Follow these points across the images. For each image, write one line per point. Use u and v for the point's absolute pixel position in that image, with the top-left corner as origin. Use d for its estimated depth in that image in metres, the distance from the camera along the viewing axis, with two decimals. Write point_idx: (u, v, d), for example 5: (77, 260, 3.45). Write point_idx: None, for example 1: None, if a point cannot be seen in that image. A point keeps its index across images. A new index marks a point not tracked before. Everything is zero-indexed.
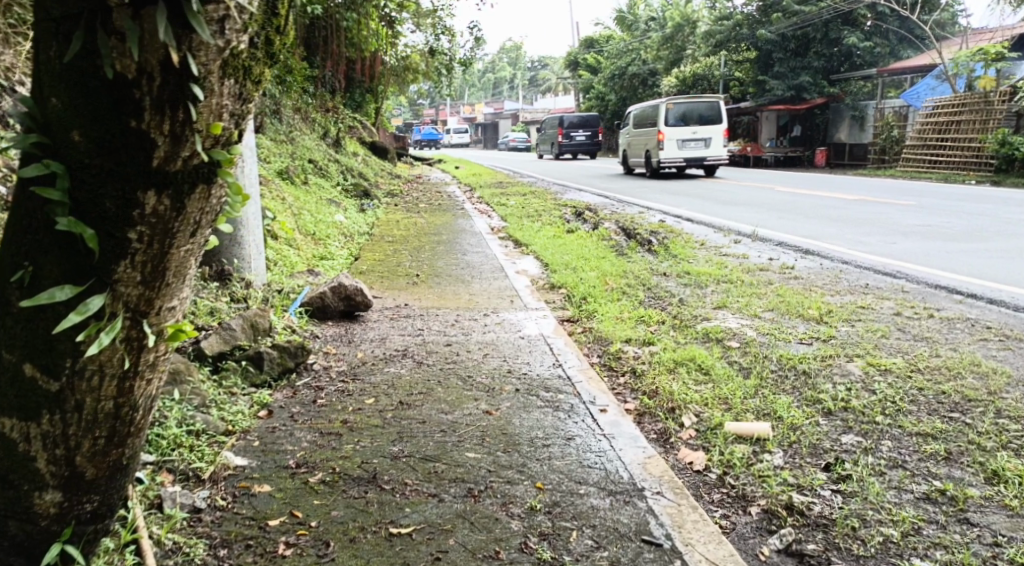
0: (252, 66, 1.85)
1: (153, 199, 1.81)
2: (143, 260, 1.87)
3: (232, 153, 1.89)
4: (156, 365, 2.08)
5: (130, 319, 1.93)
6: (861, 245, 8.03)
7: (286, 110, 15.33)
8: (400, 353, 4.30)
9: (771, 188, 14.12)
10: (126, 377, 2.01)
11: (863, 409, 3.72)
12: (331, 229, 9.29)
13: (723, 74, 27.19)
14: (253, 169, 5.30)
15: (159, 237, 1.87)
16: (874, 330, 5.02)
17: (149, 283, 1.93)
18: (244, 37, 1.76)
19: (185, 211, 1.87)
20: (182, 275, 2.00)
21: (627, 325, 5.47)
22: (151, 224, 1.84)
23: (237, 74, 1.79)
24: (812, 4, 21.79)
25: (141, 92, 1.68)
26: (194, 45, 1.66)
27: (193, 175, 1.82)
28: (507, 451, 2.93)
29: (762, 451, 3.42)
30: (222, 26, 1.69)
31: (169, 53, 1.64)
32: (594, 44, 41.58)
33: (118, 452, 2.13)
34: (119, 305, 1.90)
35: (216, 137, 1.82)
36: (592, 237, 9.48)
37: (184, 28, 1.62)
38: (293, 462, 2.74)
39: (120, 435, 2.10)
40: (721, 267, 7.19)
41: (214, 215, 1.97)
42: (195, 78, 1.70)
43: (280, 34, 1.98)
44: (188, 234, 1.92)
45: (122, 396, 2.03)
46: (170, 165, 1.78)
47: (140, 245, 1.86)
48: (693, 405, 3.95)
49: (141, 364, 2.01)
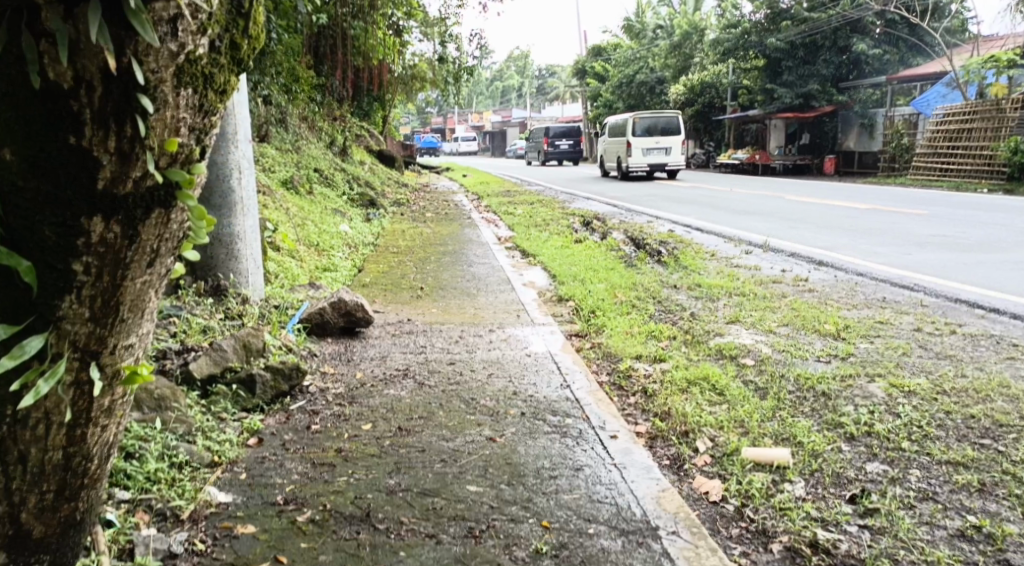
0: (214, 73, 1.78)
1: (100, 226, 1.72)
2: (91, 294, 1.79)
3: (191, 172, 1.81)
4: (111, 409, 2.02)
5: (77, 360, 1.86)
6: (877, 256, 7.82)
7: (293, 119, 15.22)
8: (401, 373, 4.12)
9: (782, 197, 13.91)
10: (76, 424, 1.95)
11: (887, 435, 3.51)
12: (335, 240, 9.13)
13: (731, 81, 27.04)
14: (252, 183, 5.10)
15: (109, 269, 1.79)
16: (894, 347, 4.81)
17: (99, 320, 1.84)
18: (200, 40, 1.70)
19: (138, 238, 1.79)
20: (138, 310, 1.94)
21: (637, 341, 5.28)
22: (98, 253, 1.75)
23: (195, 82, 1.72)
24: (822, 11, 21.57)
25: (79, 104, 1.57)
26: (139, 49, 1.58)
27: (146, 199, 1.74)
28: (512, 484, 2.75)
29: (783, 480, 3.22)
30: (174, 27, 1.62)
31: (108, 60, 1.55)
32: (602, 53, 41.55)
33: (69, 508, 2.07)
34: (65, 345, 1.82)
35: (171, 155, 1.73)
36: (601, 248, 9.29)
37: (125, 28, 1.54)
38: (281, 498, 2.56)
39: (70, 488, 2.04)
40: (733, 279, 6.99)
41: (174, 242, 1.91)
42: (141, 86, 1.61)
43: (249, 40, 1.90)
44: (145, 265, 1.85)
45: (74, 447, 1.98)
46: (118, 187, 1.69)
47: (86, 277, 1.77)
48: (707, 429, 3.75)
49: (93, 409, 1.95)
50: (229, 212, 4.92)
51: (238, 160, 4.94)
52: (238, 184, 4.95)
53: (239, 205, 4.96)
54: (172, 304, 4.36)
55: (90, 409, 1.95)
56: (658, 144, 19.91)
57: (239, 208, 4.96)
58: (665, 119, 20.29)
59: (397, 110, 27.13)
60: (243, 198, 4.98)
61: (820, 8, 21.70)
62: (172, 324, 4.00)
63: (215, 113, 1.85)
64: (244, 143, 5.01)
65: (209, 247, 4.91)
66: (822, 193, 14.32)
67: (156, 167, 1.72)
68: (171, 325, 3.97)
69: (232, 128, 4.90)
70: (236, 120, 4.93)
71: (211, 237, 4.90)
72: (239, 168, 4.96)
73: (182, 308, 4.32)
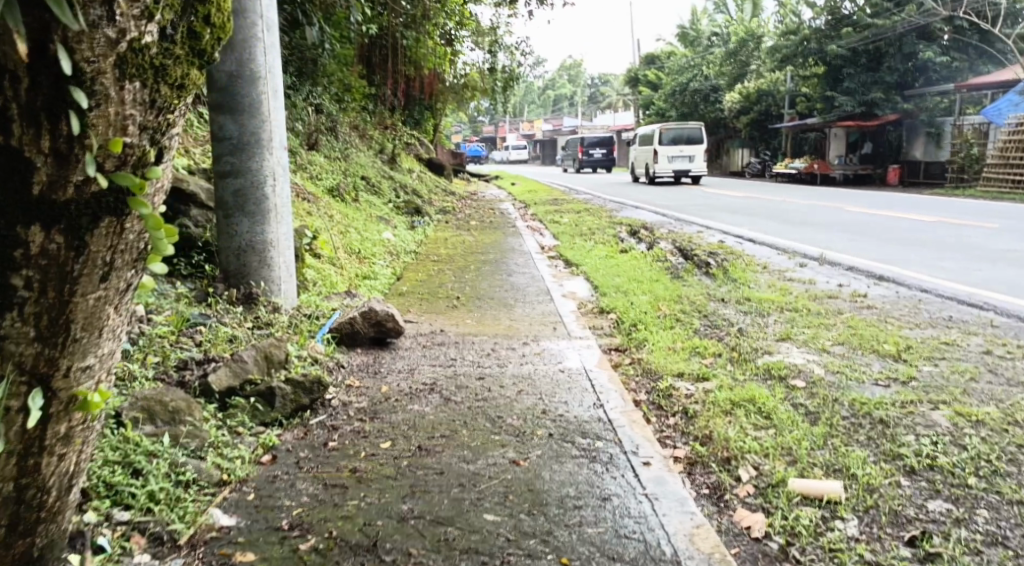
0: (167, 66, 1.73)
1: (41, 236, 1.68)
2: (35, 311, 1.74)
3: (144, 174, 1.78)
4: (68, 436, 1.95)
5: (26, 382, 1.79)
6: (940, 272, 7.44)
7: (343, 126, 15.28)
8: (427, 387, 3.96)
9: (838, 207, 13.45)
10: (29, 453, 1.87)
11: (952, 469, 3.30)
12: (377, 247, 9.07)
13: (789, 89, 26.48)
14: (287, 189, 5.03)
15: (54, 283, 1.75)
16: (960, 371, 4.50)
17: (48, 340, 1.79)
18: (146, 26, 1.65)
19: (86, 249, 1.75)
20: (92, 330, 1.88)
21: (680, 357, 5.04)
22: (42, 266, 1.72)
23: (142, 74, 1.67)
24: (885, 17, 20.87)
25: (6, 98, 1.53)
26: (68, 36, 1.53)
27: (92, 206, 1.70)
28: (531, 514, 2.60)
29: (833, 518, 3.00)
30: (111, 12, 1.57)
31: (30, 49, 1.50)
32: (655, 61, 41.18)
33: (24, 544, 1.99)
34: (10, 367, 1.75)
35: (118, 156, 1.69)
36: (647, 258, 9.05)
37: (42, 11, 1.48)
38: (286, 523, 2.44)
39: (24, 523, 1.96)
40: (786, 293, 6.69)
41: (131, 254, 1.87)
42: (73, 79, 1.56)
43: (209, 26, 1.85)
44: (97, 278, 1.81)
45: (27, 477, 1.91)
46: (56, 193, 1.65)
47: (29, 293, 1.73)
48: (751, 456, 3.51)
49: (46, 434, 1.88)
50: (263, 219, 4.85)
51: (272, 167, 4.88)
52: (272, 191, 4.88)
53: (274, 212, 4.89)
54: (201, 312, 4.29)
55: (43, 438, 1.89)
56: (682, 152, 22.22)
57: (273, 215, 4.89)
58: (688, 131, 22.58)
59: (447, 117, 27.19)
60: (277, 205, 4.91)
61: (884, 14, 21.01)
62: (197, 333, 3.92)
63: (172, 109, 1.80)
64: (279, 150, 4.94)
65: (242, 254, 4.84)
66: (881, 204, 13.81)
67: (101, 171, 1.68)
68: (196, 334, 3.90)
69: (267, 135, 4.85)
70: (271, 127, 4.87)
71: (244, 244, 4.83)
72: (274, 175, 4.89)
73: (210, 316, 4.25)
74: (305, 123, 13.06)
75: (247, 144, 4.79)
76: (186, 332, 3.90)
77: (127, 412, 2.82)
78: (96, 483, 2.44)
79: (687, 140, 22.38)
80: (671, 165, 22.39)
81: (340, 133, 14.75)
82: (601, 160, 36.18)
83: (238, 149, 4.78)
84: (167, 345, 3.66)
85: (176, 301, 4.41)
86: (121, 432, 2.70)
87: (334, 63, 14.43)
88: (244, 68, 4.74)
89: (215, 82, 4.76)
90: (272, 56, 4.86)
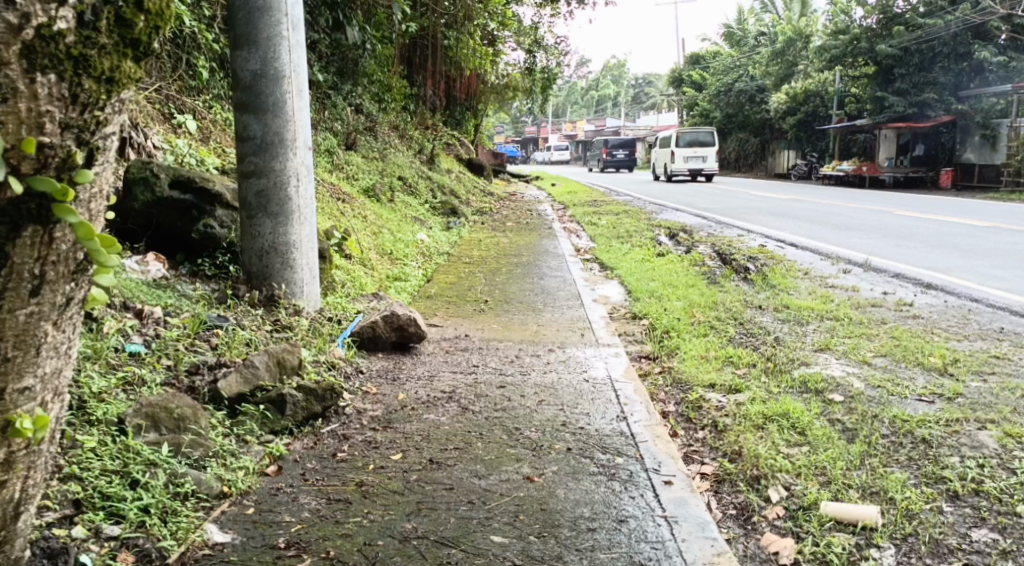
0: (90, 57, 1.75)
1: None
2: None
3: (72, 179, 1.77)
4: (11, 466, 1.89)
5: None
6: (992, 280, 7.12)
7: (383, 126, 15.28)
8: (445, 396, 3.84)
9: (885, 211, 13.04)
10: None
11: (999, 494, 3.08)
12: (410, 248, 9.00)
13: (837, 89, 25.89)
14: (311, 190, 4.96)
15: None
16: (1011, 388, 4.24)
17: None
18: (56, 14, 1.69)
19: (11, 260, 1.73)
20: (28, 348, 1.84)
21: (712, 367, 4.85)
22: None
23: (55, 64, 1.69)
24: (939, 16, 20.19)
25: None
26: None
27: (14, 211, 1.69)
28: (542, 537, 2.48)
29: (868, 546, 2.83)
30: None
31: None
32: (701, 60, 40.64)
33: None
34: None
35: (34, 154, 1.68)
36: (683, 262, 8.85)
37: None
38: (283, 541, 2.37)
39: None
40: (827, 301, 6.45)
41: (66, 266, 1.83)
42: None
43: (145, 18, 1.86)
44: (27, 292, 1.78)
45: None
46: None
47: None
48: (782, 475, 3.32)
49: None
50: (286, 220, 4.78)
51: (296, 167, 4.81)
52: (295, 192, 4.81)
53: (297, 213, 4.83)
54: (219, 314, 4.24)
55: None
56: (697, 154, 23.90)
57: (297, 216, 4.82)
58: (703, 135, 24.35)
59: (489, 118, 27.15)
60: (301, 206, 4.84)
61: (938, 12, 20.34)
62: (214, 336, 3.88)
63: (101, 105, 1.81)
64: (303, 150, 4.88)
65: (265, 255, 4.78)
66: (932, 209, 13.35)
67: (21, 173, 1.67)
68: (212, 338, 3.85)
69: (291, 134, 4.79)
70: (295, 127, 4.82)
71: (267, 245, 4.77)
72: (298, 175, 4.83)
73: (229, 318, 4.20)
74: (344, 123, 13.09)
75: (270, 144, 4.73)
76: (202, 335, 3.86)
77: (130, 420, 2.74)
78: (91, 494, 2.38)
79: (701, 143, 24.11)
80: (686, 165, 24.34)
81: (380, 133, 14.77)
82: (622, 160, 37.86)
83: (261, 149, 4.72)
84: (182, 349, 3.61)
85: (196, 304, 4.38)
86: (122, 441, 2.63)
87: (374, 63, 14.45)
88: (269, 67, 4.70)
89: (240, 81, 4.73)
90: (298, 56, 4.81)
